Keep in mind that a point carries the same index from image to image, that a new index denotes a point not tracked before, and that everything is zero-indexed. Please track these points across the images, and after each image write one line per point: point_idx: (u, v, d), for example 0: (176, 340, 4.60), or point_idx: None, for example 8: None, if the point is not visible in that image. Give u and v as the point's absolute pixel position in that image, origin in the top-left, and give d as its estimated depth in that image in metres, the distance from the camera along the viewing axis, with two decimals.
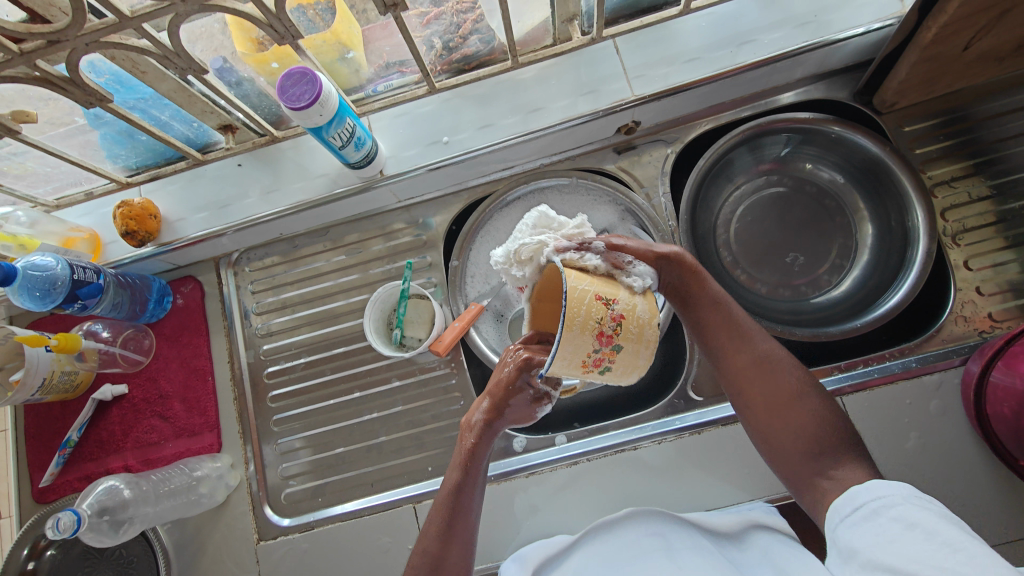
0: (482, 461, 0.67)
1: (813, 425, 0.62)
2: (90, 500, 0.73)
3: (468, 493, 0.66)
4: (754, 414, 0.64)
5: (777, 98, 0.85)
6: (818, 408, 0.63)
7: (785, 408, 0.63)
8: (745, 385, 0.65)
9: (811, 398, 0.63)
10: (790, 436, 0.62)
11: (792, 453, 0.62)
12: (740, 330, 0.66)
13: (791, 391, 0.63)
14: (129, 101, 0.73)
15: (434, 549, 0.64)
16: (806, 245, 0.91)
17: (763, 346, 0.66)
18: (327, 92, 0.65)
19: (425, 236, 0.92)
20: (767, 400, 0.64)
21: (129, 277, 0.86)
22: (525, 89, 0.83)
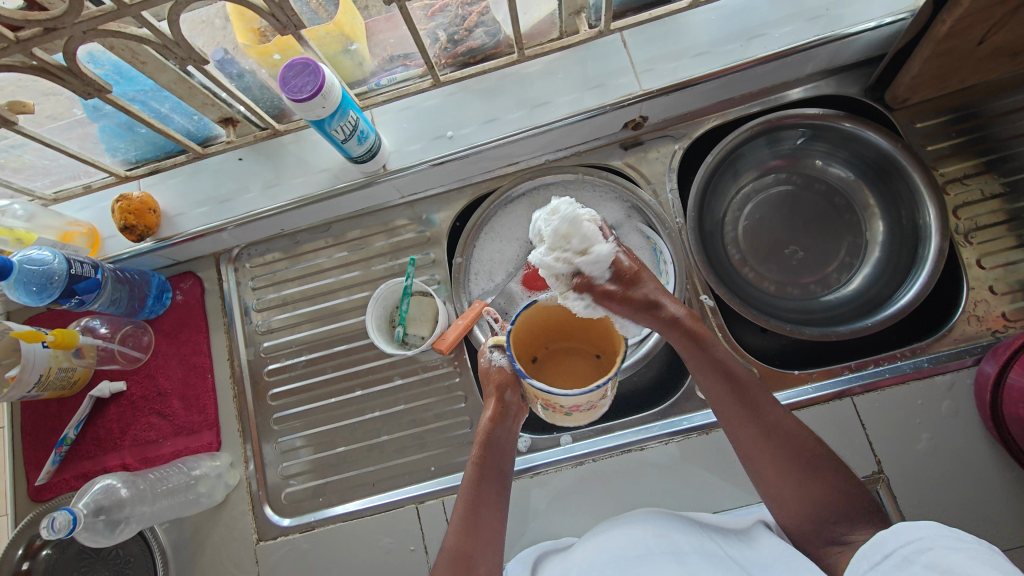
0: (501, 452, 0.67)
1: (829, 487, 0.61)
2: (86, 499, 0.72)
3: (489, 486, 0.66)
4: (768, 480, 0.63)
5: (787, 93, 0.84)
6: (837, 476, 0.62)
7: (804, 478, 0.61)
8: (762, 455, 0.63)
9: (828, 463, 0.62)
10: (806, 505, 0.61)
11: (808, 518, 0.61)
12: (752, 396, 0.64)
13: (809, 459, 0.62)
14: (128, 93, 0.72)
15: (457, 545, 0.62)
16: (814, 241, 0.89)
17: (776, 411, 0.64)
18: (330, 84, 0.64)
19: (428, 232, 0.90)
20: (783, 469, 0.62)
21: (128, 272, 0.84)
22: (531, 83, 0.82)
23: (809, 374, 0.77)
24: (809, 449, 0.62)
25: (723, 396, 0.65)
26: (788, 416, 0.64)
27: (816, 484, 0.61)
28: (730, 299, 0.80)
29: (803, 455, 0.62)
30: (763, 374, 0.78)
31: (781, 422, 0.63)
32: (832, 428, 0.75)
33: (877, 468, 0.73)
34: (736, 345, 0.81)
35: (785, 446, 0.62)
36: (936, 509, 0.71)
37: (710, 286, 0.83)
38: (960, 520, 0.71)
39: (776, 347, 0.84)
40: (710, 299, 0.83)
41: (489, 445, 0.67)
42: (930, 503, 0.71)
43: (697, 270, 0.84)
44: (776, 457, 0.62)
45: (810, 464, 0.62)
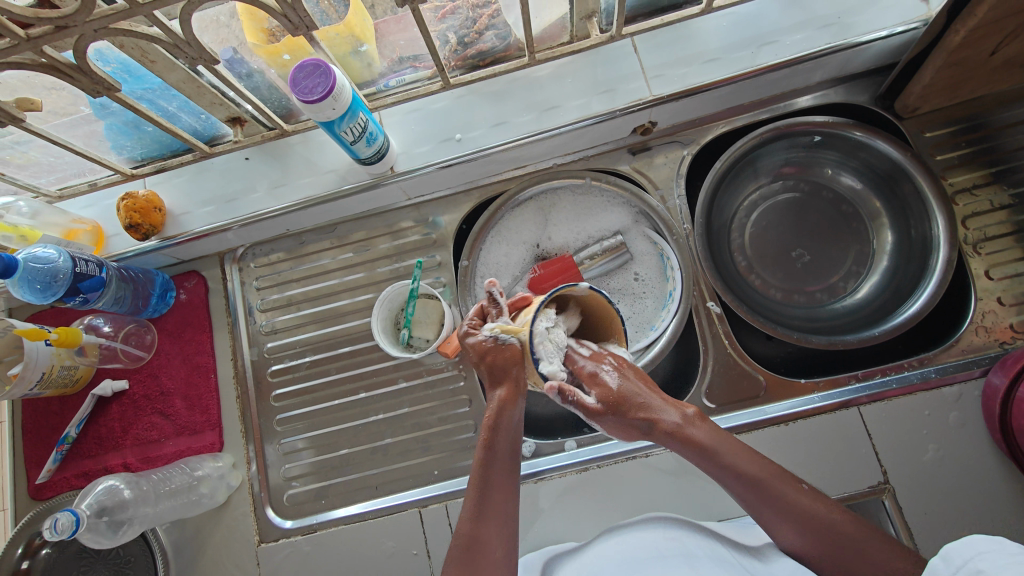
0: (511, 430, 0.65)
1: (884, 574, 0.54)
2: (89, 500, 0.72)
3: (501, 466, 0.63)
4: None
5: (796, 101, 0.84)
6: (882, 549, 0.55)
7: (849, 565, 0.56)
8: (804, 549, 0.58)
9: (872, 539, 0.56)
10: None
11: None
12: (773, 490, 0.60)
13: (849, 543, 0.56)
14: (136, 91, 0.71)
15: (467, 529, 0.61)
16: (816, 248, 0.89)
17: (802, 500, 0.59)
18: (341, 86, 0.63)
19: (434, 235, 0.90)
20: (825, 562, 0.57)
21: (132, 271, 0.84)
22: (540, 87, 0.82)
23: (816, 384, 0.77)
24: (844, 530, 0.57)
25: (745, 498, 0.60)
26: (818, 502, 0.59)
27: (864, 569, 0.55)
28: (737, 306, 0.80)
29: (841, 541, 0.57)
30: (768, 383, 0.78)
31: (809, 511, 0.58)
32: (838, 437, 0.75)
33: (883, 478, 0.73)
34: (742, 353, 0.80)
35: (818, 535, 0.58)
36: (941, 520, 0.71)
37: (717, 293, 0.83)
38: (966, 532, 0.70)
39: (782, 355, 0.84)
40: (717, 307, 0.83)
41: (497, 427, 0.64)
42: (936, 514, 0.71)
43: (704, 276, 0.83)
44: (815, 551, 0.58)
45: (852, 548, 0.56)
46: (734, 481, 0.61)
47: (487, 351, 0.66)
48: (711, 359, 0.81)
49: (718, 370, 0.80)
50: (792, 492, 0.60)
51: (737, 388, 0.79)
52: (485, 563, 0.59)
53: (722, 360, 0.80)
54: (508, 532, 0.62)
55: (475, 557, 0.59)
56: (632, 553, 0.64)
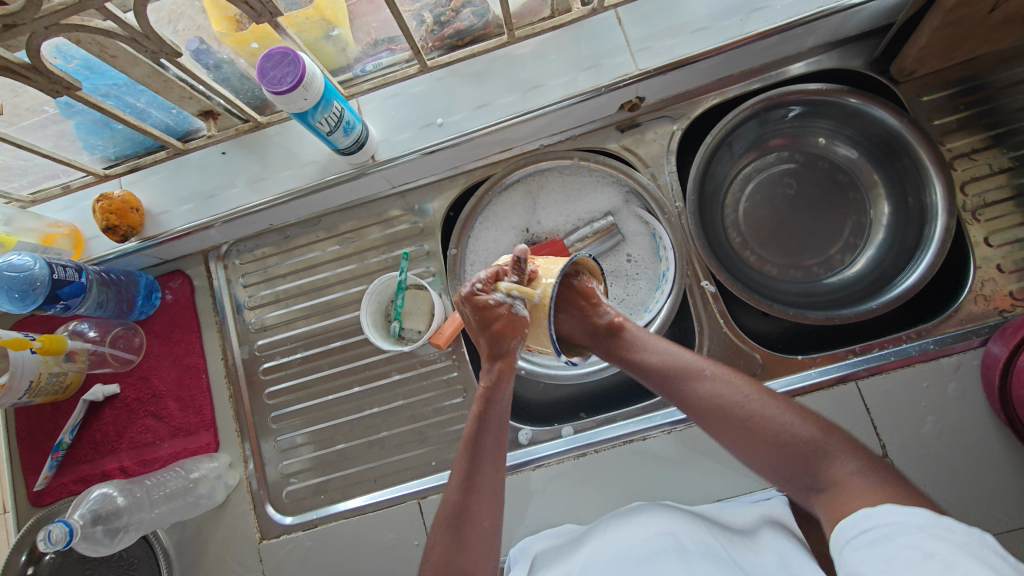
0: (501, 405, 0.64)
1: (779, 436, 0.59)
2: (83, 509, 0.71)
3: (490, 433, 0.63)
4: (737, 452, 0.62)
5: (788, 69, 0.81)
6: (780, 418, 0.60)
7: (750, 431, 0.60)
8: (714, 425, 0.63)
9: (765, 404, 0.62)
10: (771, 457, 0.60)
11: (782, 470, 0.59)
12: (677, 373, 0.65)
13: (746, 413, 0.61)
14: (100, 88, 0.68)
15: (455, 500, 0.61)
16: (799, 174, 0.88)
17: (703, 379, 0.64)
18: (312, 74, 0.61)
19: (422, 223, 0.88)
20: (734, 430, 0.61)
21: (113, 274, 0.82)
22: (523, 65, 0.78)
23: (813, 359, 0.76)
24: (750, 405, 0.61)
25: (661, 385, 0.66)
26: (725, 385, 0.63)
27: (768, 437, 0.60)
28: (732, 284, 0.78)
29: (741, 412, 0.61)
30: (765, 360, 0.77)
31: (714, 396, 0.63)
32: (836, 413, 0.74)
33: (882, 452, 0.72)
34: (738, 331, 0.79)
35: (721, 414, 0.62)
36: (941, 492, 0.71)
37: (712, 272, 0.81)
38: (966, 502, 0.70)
39: (778, 331, 0.83)
40: (712, 286, 0.81)
41: (489, 402, 0.63)
42: (937, 486, 0.71)
43: (698, 255, 0.82)
44: (720, 422, 0.62)
45: (751, 415, 0.61)
46: (649, 371, 0.67)
47: (493, 317, 0.62)
48: (706, 339, 0.80)
49: (714, 350, 0.79)
50: (695, 371, 0.65)
51: (734, 367, 0.78)
52: (472, 535, 0.60)
53: (718, 340, 0.79)
54: (495, 499, 0.63)
55: (466, 525, 0.60)
56: (622, 556, 0.62)
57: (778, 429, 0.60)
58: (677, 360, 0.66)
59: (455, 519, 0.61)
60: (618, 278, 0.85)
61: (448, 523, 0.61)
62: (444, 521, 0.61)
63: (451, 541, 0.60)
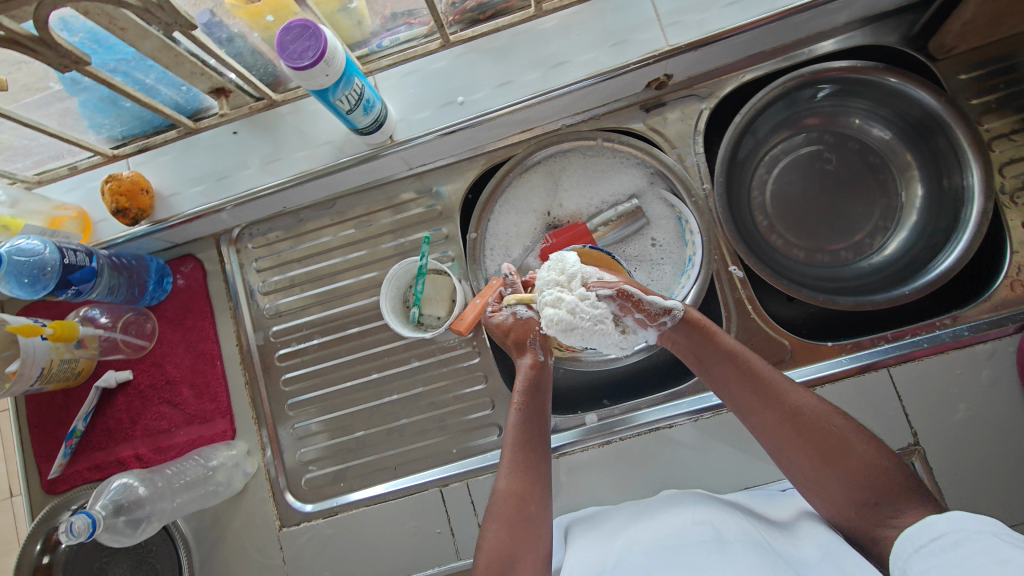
0: (541, 392, 0.70)
1: (863, 468, 0.57)
2: (104, 501, 0.71)
3: (534, 420, 0.68)
4: (806, 477, 0.59)
5: (820, 45, 0.77)
6: (869, 451, 0.58)
7: (833, 456, 0.58)
8: (790, 444, 0.60)
9: (853, 434, 0.59)
10: (846, 490, 0.57)
11: (851, 505, 0.57)
12: (762, 380, 0.63)
13: (835, 438, 0.58)
14: (109, 63, 0.65)
15: (511, 487, 0.64)
16: (837, 152, 0.85)
17: (792, 394, 0.62)
18: (333, 49, 0.58)
19: (440, 206, 0.85)
20: (812, 453, 0.59)
21: (124, 259, 0.80)
22: (547, 40, 0.75)
23: (842, 346, 0.75)
24: (837, 431, 0.59)
25: (733, 389, 0.64)
26: (816, 405, 0.61)
27: (847, 457, 0.57)
28: (761, 269, 0.76)
29: (829, 436, 0.59)
30: (794, 346, 0.76)
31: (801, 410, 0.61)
32: (866, 401, 0.73)
33: (913, 440, 0.71)
34: (766, 317, 0.78)
35: (804, 432, 0.59)
36: (972, 480, 0.70)
37: (739, 256, 0.79)
38: (998, 491, 0.69)
39: (805, 316, 0.81)
40: (739, 271, 0.79)
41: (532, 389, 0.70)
42: (968, 474, 0.70)
43: (726, 239, 0.80)
44: (800, 440, 0.59)
45: (838, 443, 0.58)
46: (731, 376, 0.64)
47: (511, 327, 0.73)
48: (733, 325, 0.78)
49: (741, 337, 0.77)
50: (782, 383, 0.63)
51: (761, 354, 0.77)
52: (524, 521, 0.63)
53: (745, 326, 0.77)
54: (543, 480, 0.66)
55: (519, 509, 0.63)
56: (659, 545, 0.59)
57: (858, 449, 0.58)
58: (766, 372, 0.64)
59: (513, 505, 0.63)
60: (642, 262, 0.83)
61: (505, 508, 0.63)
62: (504, 508, 0.63)
63: (513, 526, 0.62)
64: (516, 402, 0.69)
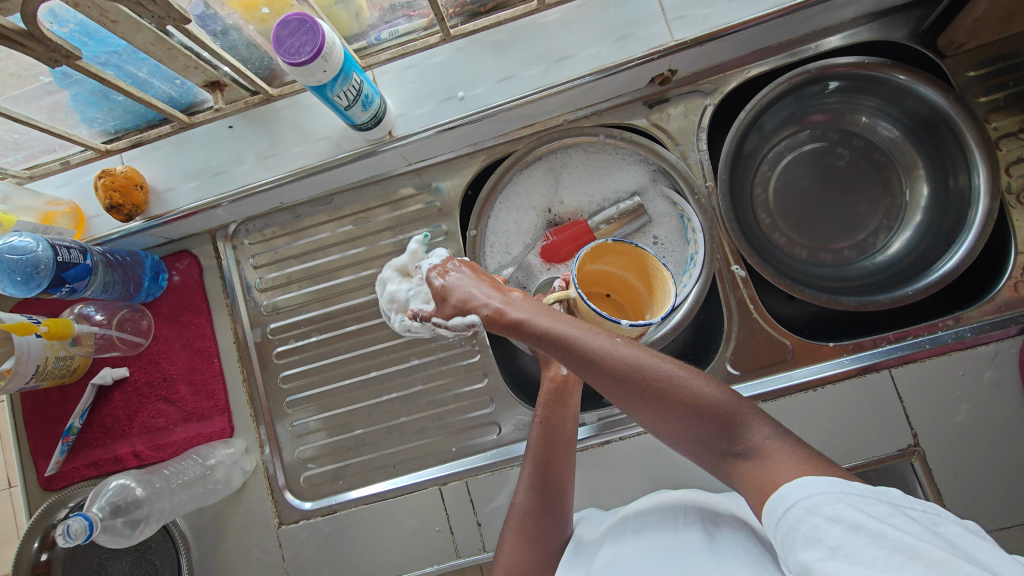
0: (563, 409, 0.71)
1: (688, 405, 0.51)
2: (101, 502, 0.70)
3: (558, 437, 0.69)
4: (667, 430, 0.53)
5: (827, 41, 0.76)
6: (677, 387, 0.51)
7: (652, 399, 0.51)
8: (625, 398, 0.52)
9: (658, 371, 0.52)
10: (695, 431, 0.52)
11: (713, 449, 0.52)
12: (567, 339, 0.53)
13: (651, 384, 0.51)
14: (99, 56, 0.64)
15: (524, 502, 0.67)
16: (844, 148, 0.84)
17: (595, 345, 0.52)
18: (331, 44, 0.56)
19: (439, 202, 0.84)
20: (644, 402, 0.52)
21: (118, 255, 0.79)
22: (549, 34, 0.73)
23: (844, 347, 0.74)
24: (648, 371, 0.51)
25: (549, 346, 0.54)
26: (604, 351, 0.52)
27: (676, 410, 0.51)
28: (763, 269, 0.76)
29: (650, 382, 0.51)
30: (795, 346, 0.76)
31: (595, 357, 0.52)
32: (868, 401, 0.73)
33: (913, 441, 0.71)
34: (768, 317, 0.77)
35: (620, 381, 0.52)
36: (972, 481, 0.70)
37: (742, 255, 0.78)
38: (997, 492, 0.69)
39: (806, 316, 0.81)
40: (742, 269, 0.78)
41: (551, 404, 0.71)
42: (968, 476, 0.70)
43: (729, 238, 0.79)
44: (626, 392, 0.52)
45: (659, 386, 0.51)
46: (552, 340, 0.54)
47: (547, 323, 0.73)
48: (735, 325, 0.77)
49: (743, 337, 0.77)
50: (587, 334, 0.54)
51: (763, 354, 0.76)
52: (540, 537, 0.65)
53: (747, 327, 0.77)
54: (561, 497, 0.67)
55: (537, 525, 0.66)
56: (651, 546, 0.59)
57: (685, 399, 0.51)
58: (570, 331, 0.54)
59: (526, 519, 0.66)
60: None
61: (517, 521, 0.66)
62: (518, 520, 0.66)
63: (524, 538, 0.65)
64: (539, 416, 0.71)
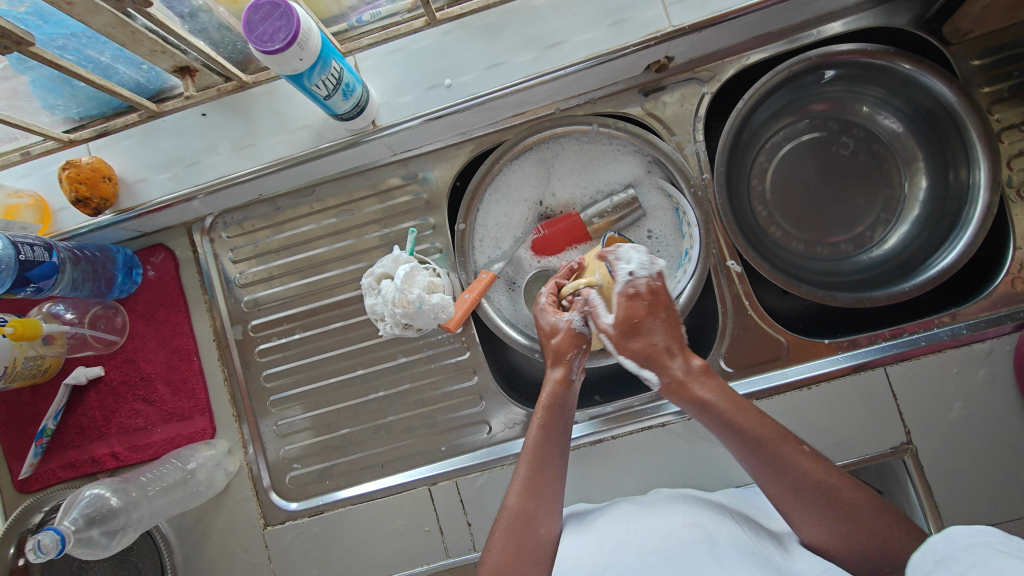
0: (563, 412, 0.65)
1: (886, 536, 0.53)
2: (75, 514, 0.68)
3: (555, 442, 0.64)
4: (814, 533, 0.56)
5: (829, 27, 0.73)
6: (883, 518, 0.54)
7: (852, 517, 0.54)
8: (795, 510, 0.57)
9: (872, 505, 0.55)
10: (856, 552, 0.55)
11: (854, 561, 0.55)
12: (776, 454, 0.57)
13: (847, 505, 0.55)
14: (56, 40, 0.60)
15: (516, 505, 0.61)
16: (845, 139, 0.82)
17: (800, 462, 0.57)
18: (307, 30, 0.53)
19: (426, 194, 0.81)
20: (820, 515, 0.55)
21: (87, 250, 0.75)
22: (540, 18, 0.70)
23: (839, 344, 0.73)
24: (839, 495, 0.55)
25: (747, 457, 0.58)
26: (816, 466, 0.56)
27: (845, 526, 0.54)
28: (759, 265, 0.74)
29: (847, 508, 0.55)
30: (790, 343, 0.74)
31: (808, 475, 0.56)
32: (862, 399, 0.72)
33: (906, 438, 0.71)
34: (763, 313, 0.76)
35: (828, 499, 0.55)
36: (962, 478, 0.70)
37: (738, 250, 0.76)
38: (987, 489, 0.69)
39: (800, 311, 0.80)
40: (738, 265, 0.77)
41: (553, 406, 0.65)
42: (959, 474, 0.70)
43: (725, 232, 0.77)
44: (812, 506, 0.56)
45: (855, 513, 0.54)
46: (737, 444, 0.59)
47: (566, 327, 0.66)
48: (729, 322, 0.76)
49: (737, 334, 0.75)
50: (795, 452, 0.57)
51: (757, 351, 0.75)
52: (531, 541, 0.59)
53: (742, 323, 0.76)
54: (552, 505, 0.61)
55: (527, 528, 0.60)
56: (652, 545, 0.58)
57: (877, 531, 0.54)
58: (707, 395, 0.60)
59: (517, 524, 0.60)
60: None
61: (507, 527, 0.60)
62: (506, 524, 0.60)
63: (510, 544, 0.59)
64: (536, 420, 0.64)
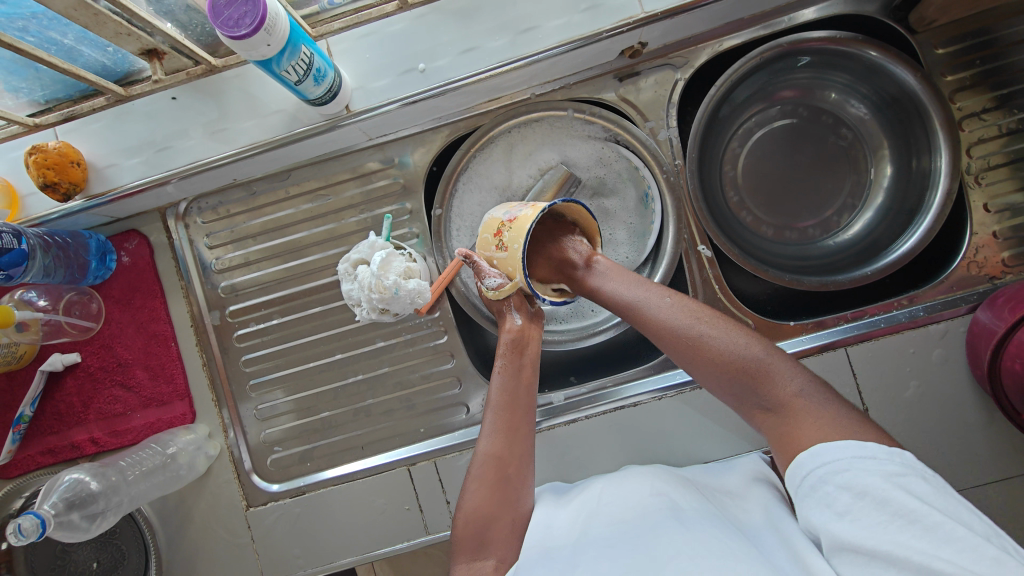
0: (526, 355, 0.69)
1: (731, 362, 0.57)
2: (54, 498, 0.69)
3: (520, 377, 0.68)
4: (696, 380, 0.60)
5: (800, 14, 0.73)
6: (738, 350, 0.57)
7: (698, 359, 0.58)
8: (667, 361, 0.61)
9: (717, 335, 0.58)
10: (723, 384, 0.58)
11: (733, 396, 0.58)
12: (628, 307, 0.63)
13: (690, 342, 0.59)
14: (16, 22, 0.59)
15: (496, 449, 0.63)
16: (822, 128, 0.84)
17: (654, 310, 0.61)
18: (274, 14, 0.52)
19: (403, 178, 0.81)
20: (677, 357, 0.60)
21: (58, 236, 0.74)
22: (514, 2, 0.70)
23: (805, 325, 0.76)
24: (687, 331, 0.59)
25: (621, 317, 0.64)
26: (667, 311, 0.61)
27: (704, 365, 0.58)
28: (729, 249, 0.76)
29: (690, 344, 0.59)
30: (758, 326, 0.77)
31: (662, 320, 0.61)
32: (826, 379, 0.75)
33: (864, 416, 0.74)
34: (732, 297, 0.78)
35: (672, 340, 0.60)
36: (916, 452, 0.74)
37: (708, 236, 0.78)
38: (936, 462, 0.74)
39: (768, 293, 0.83)
40: (708, 250, 0.78)
41: (518, 346, 0.68)
42: (913, 448, 0.74)
43: (696, 217, 0.79)
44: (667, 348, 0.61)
45: (700, 346, 0.58)
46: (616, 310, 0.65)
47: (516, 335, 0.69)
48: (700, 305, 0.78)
49: None
50: (654, 304, 0.62)
51: None
52: (508, 497, 0.62)
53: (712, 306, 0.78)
54: (524, 451, 0.65)
55: (506, 476, 0.63)
56: (621, 520, 0.59)
57: (714, 357, 0.57)
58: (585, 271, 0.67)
59: (497, 469, 0.63)
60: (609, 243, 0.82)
61: (483, 468, 0.62)
62: (489, 472, 0.62)
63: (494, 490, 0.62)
64: (498, 366, 0.68)
